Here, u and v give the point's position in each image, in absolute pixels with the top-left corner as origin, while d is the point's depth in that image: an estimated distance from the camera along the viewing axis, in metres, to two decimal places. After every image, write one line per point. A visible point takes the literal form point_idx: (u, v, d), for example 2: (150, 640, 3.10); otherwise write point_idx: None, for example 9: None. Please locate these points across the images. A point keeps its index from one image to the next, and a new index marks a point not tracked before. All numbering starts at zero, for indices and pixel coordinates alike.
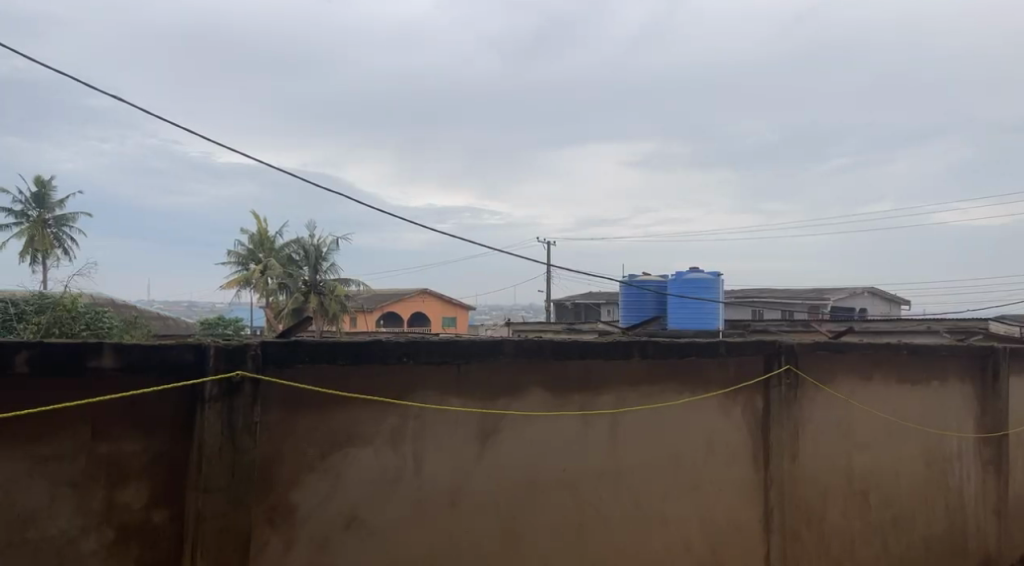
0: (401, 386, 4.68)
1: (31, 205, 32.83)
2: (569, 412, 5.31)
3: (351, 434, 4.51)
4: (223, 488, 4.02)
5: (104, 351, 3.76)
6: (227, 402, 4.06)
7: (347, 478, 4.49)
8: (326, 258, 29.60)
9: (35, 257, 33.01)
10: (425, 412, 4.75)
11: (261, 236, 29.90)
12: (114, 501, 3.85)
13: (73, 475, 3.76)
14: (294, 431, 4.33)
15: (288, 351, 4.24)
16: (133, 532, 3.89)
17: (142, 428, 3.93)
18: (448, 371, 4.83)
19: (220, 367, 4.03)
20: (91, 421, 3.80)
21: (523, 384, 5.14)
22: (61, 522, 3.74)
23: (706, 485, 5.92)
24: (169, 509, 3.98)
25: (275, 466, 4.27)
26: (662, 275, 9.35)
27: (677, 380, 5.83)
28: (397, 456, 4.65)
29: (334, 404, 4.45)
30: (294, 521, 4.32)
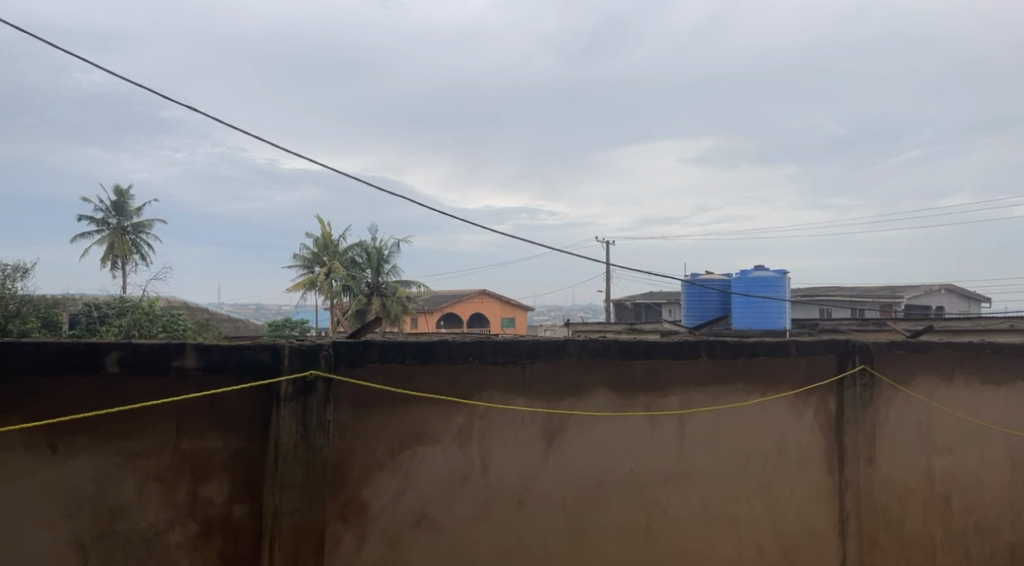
0: (468, 385, 4.74)
1: (111, 213, 34.14)
2: (635, 413, 5.29)
3: (419, 433, 4.58)
4: (299, 484, 4.13)
5: (187, 351, 3.89)
6: (302, 399, 4.16)
7: (416, 476, 4.56)
8: (386, 259, 30.07)
9: (114, 262, 34.28)
10: (491, 411, 4.79)
11: (325, 239, 30.35)
12: (197, 496, 4.00)
13: (160, 470, 3.92)
14: (364, 429, 4.42)
15: (359, 351, 4.32)
16: (216, 526, 4.03)
17: (222, 425, 4.07)
18: (514, 371, 4.87)
19: (295, 366, 4.14)
20: (175, 419, 3.96)
21: (589, 384, 5.14)
22: (149, 515, 3.90)
23: (777, 489, 5.83)
24: (248, 504, 4.11)
25: (346, 463, 4.38)
26: (726, 273, 9.22)
27: (746, 380, 5.75)
28: (465, 455, 4.71)
29: (403, 403, 4.53)
30: (366, 517, 4.42)
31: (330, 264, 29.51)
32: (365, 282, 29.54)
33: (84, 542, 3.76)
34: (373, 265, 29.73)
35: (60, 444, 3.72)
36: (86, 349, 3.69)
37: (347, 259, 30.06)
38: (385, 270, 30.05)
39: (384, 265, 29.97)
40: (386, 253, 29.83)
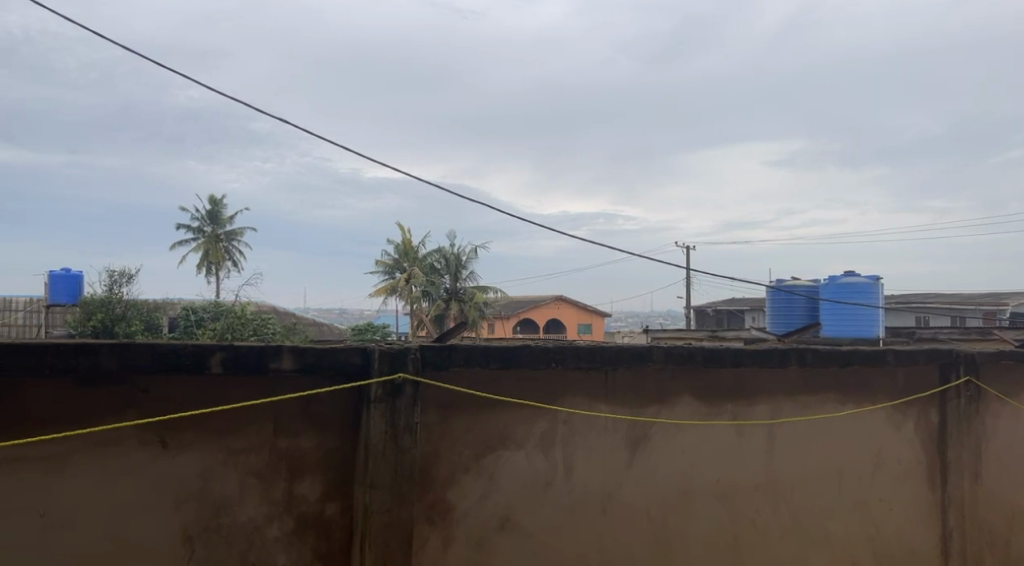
0: (552, 390, 4.76)
1: (206, 221, 35.58)
2: (722, 422, 5.22)
3: (503, 436, 4.63)
4: (388, 484, 4.23)
5: (283, 354, 4.04)
6: (391, 402, 4.26)
7: (500, 479, 4.61)
8: (465, 266, 30.39)
9: (208, 269, 35.72)
10: (575, 417, 4.81)
11: (405, 246, 30.74)
12: (293, 493, 4.14)
13: (258, 467, 4.08)
14: (449, 431, 4.49)
15: (446, 355, 4.39)
16: (310, 523, 4.17)
17: (316, 425, 4.20)
18: (598, 377, 4.87)
19: (385, 370, 4.24)
20: (273, 418, 4.11)
21: (674, 392, 5.10)
22: (249, 510, 4.06)
23: (873, 503, 5.64)
24: (340, 503, 4.23)
25: (432, 465, 4.45)
26: (813, 279, 8.97)
27: (840, 391, 5.59)
28: (549, 460, 4.73)
29: (487, 407, 4.59)
30: (452, 518, 4.49)
31: (410, 270, 30.02)
32: (443, 287, 30.08)
33: (191, 534, 3.94)
34: (451, 270, 30.24)
35: (170, 440, 3.90)
36: (192, 351, 3.86)
37: (427, 265, 30.46)
38: (463, 276, 30.38)
39: (462, 271, 30.32)
40: (464, 259, 30.18)
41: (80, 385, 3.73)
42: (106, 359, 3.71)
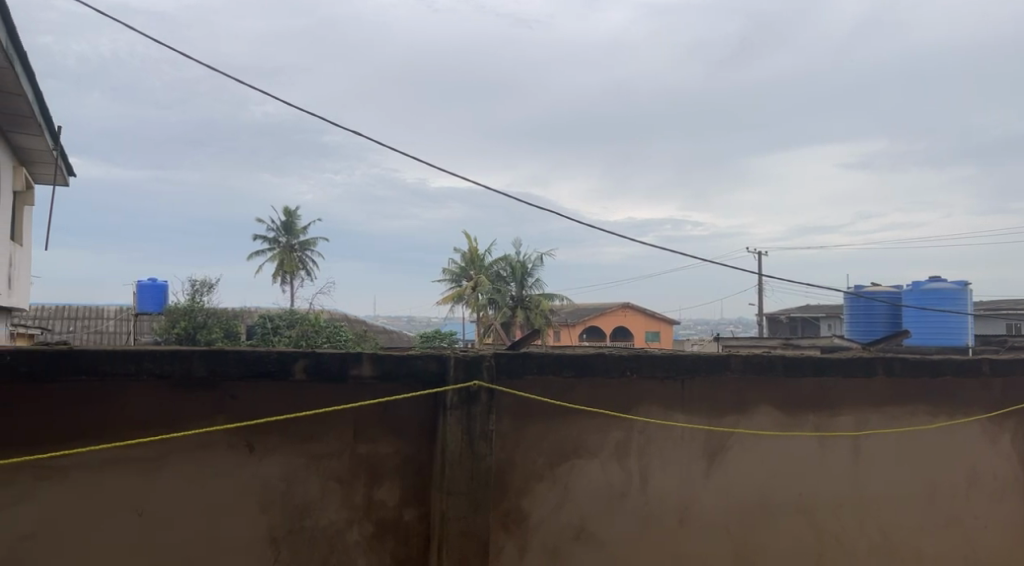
0: (626, 399, 4.73)
1: (280, 233, 36.53)
2: (804, 433, 5.10)
3: (578, 445, 4.61)
4: (464, 491, 4.20)
5: (363, 360, 4.10)
6: (466, 409, 4.24)
7: (575, 488, 4.60)
8: (530, 273, 30.43)
9: (282, 278, 36.69)
10: (651, 427, 4.76)
11: (471, 254, 30.92)
12: (372, 498, 4.21)
13: (339, 472, 4.16)
14: (523, 439, 4.50)
15: (520, 363, 4.39)
16: (389, 528, 4.23)
17: (394, 432, 4.27)
18: (673, 386, 4.82)
19: (460, 377, 4.24)
20: (354, 424, 4.19)
21: (753, 401, 5.01)
22: (331, 513, 4.14)
23: (966, 521, 5.43)
24: (418, 509, 4.29)
25: (507, 473, 4.46)
26: (893, 286, 8.70)
27: (927, 402, 5.40)
28: (624, 470, 4.70)
29: (562, 416, 4.58)
30: (526, 527, 4.49)
31: (477, 278, 30.22)
32: (508, 295, 30.15)
33: (276, 536, 4.04)
34: (518, 278, 30.28)
35: (256, 444, 4.01)
36: (277, 357, 3.95)
37: (492, 273, 30.52)
38: (528, 284, 30.43)
39: (527, 278, 30.38)
40: (530, 267, 30.24)
41: (173, 389, 3.86)
42: (198, 364, 3.82)
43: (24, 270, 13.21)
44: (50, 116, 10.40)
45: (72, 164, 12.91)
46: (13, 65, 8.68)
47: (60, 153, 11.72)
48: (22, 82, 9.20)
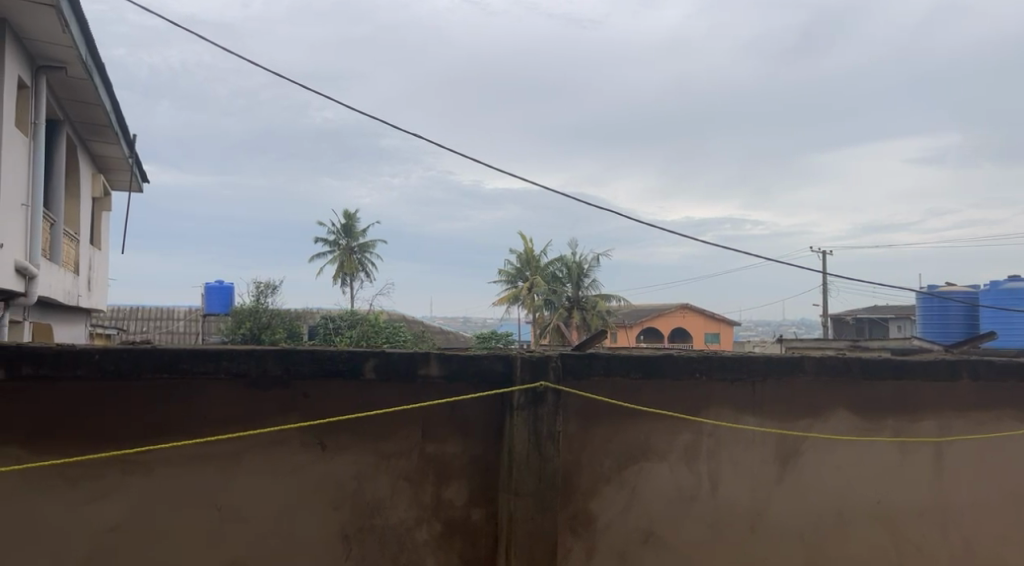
0: (695, 401, 4.65)
1: (341, 235, 37.10)
2: (882, 438, 4.95)
3: (646, 448, 4.55)
4: (532, 492, 4.18)
5: (431, 360, 4.12)
6: (532, 410, 4.21)
7: (643, 492, 4.54)
8: (587, 274, 30.29)
9: (343, 280, 37.27)
10: (721, 430, 4.68)
11: (526, 255, 30.98)
12: (440, 498, 4.23)
13: (408, 471, 4.19)
14: (590, 441, 4.45)
15: (587, 364, 4.33)
16: (457, 527, 4.25)
17: (461, 431, 4.28)
18: (743, 389, 4.72)
19: (526, 378, 4.21)
20: (422, 423, 4.22)
21: (827, 404, 4.88)
22: (401, 512, 4.17)
23: None
24: (486, 509, 4.29)
25: (575, 475, 4.43)
26: (970, 286, 8.41)
27: (1013, 406, 5.20)
28: (693, 474, 4.62)
29: (630, 417, 4.52)
30: (594, 529, 4.45)
31: (533, 279, 30.22)
32: (564, 296, 30.08)
33: (347, 533, 4.08)
34: (574, 279, 30.00)
35: (328, 442, 4.06)
36: (348, 357, 3.99)
37: (548, 274, 30.45)
38: (584, 284, 30.24)
39: (583, 279, 30.16)
40: (586, 267, 30.07)
41: (250, 388, 3.94)
42: (273, 364, 3.88)
43: (102, 273, 13.69)
44: (123, 122, 10.71)
45: (144, 170, 13.30)
46: (92, 76, 8.98)
47: (135, 159, 12.09)
48: (100, 92, 9.50)
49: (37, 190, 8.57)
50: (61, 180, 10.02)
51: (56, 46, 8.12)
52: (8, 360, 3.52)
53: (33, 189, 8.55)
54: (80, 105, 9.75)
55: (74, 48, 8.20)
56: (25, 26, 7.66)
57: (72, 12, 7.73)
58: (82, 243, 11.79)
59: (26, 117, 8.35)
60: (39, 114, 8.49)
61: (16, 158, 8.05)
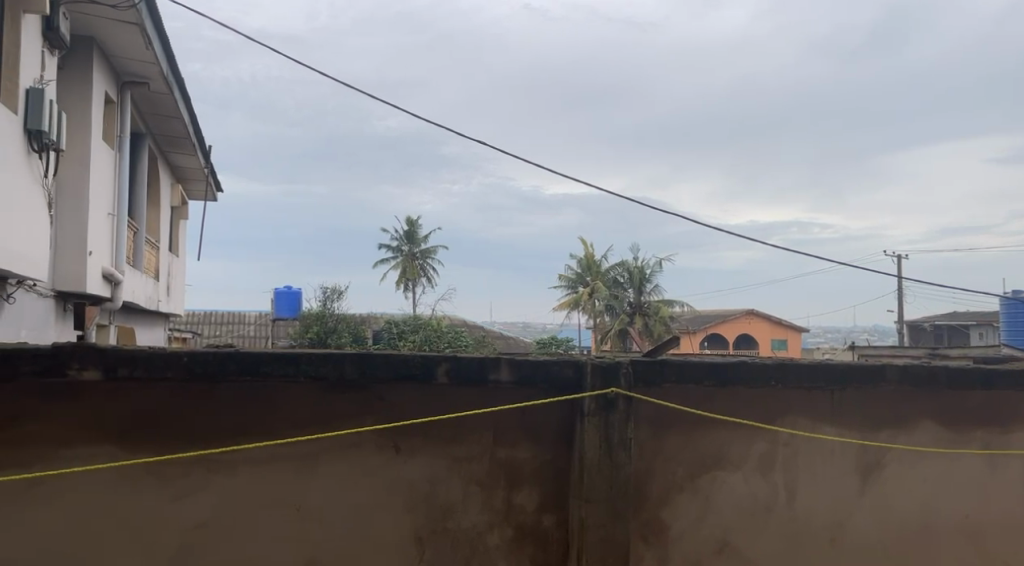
0: (770, 409, 4.55)
1: (404, 241, 37.58)
2: (969, 451, 4.80)
3: (720, 457, 4.48)
4: (603, 498, 4.15)
5: (502, 365, 4.11)
6: (604, 416, 4.18)
7: (717, 501, 4.47)
8: (649, 279, 30.00)
9: (407, 286, 37.74)
10: (798, 439, 4.58)
11: (588, 261, 30.91)
12: (511, 503, 4.25)
13: (480, 475, 4.21)
14: (662, 449, 4.40)
15: (659, 370, 4.27)
16: (528, 532, 4.26)
17: (532, 436, 4.29)
18: (821, 397, 4.61)
19: (597, 384, 4.18)
20: (494, 428, 4.24)
21: (909, 414, 4.73)
22: (473, 516, 4.20)
23: None
24: (558, 514, 4.29)
25: (646, 483, 4.38)
26: None
27: None
28: (769, 484, 4.54)
29: (703, 425, 4.46)
30: (667, 538, 4.40)
31: (594, 284, 30.13)
32: (626, 300, 29.93)
33: (421, 535, 4.13)
34: (635, 285, 29.74)
35: (402, 445, 4.11)
36: (421, 361, 4.02)
37: (609, 279, 30.34)
38: (647, 289, 29.93)
39: (646, 284, 29.83)
40: (649, 272, 29.78)
41: (328, 391, 4.02)
42: (349, 367, 3.94)
43: (180, 279, 14.18)
44: (199, 131, 11.05)
45: (219, 179, 13.70)
46: (173, 90, 9.29)
47: (211, 169, 12.46)
48: (180, 106, 9.83)
49: (121, 201, 8.89)
50: (143, 189, 10.39)
51: (138, 61, 8.41)
52: (105, 362, 3.66)
53: (118, 199, 8.89)
54: (161, 118, 10.10)
55: (155, 63, 8.50)
56: (112, 44, 7.97)
57: (155, 31, 8.02)
58: (162, 250, 12.22)
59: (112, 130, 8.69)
60: (123, 128, 8.84)
61: (103, 171, 8.39)
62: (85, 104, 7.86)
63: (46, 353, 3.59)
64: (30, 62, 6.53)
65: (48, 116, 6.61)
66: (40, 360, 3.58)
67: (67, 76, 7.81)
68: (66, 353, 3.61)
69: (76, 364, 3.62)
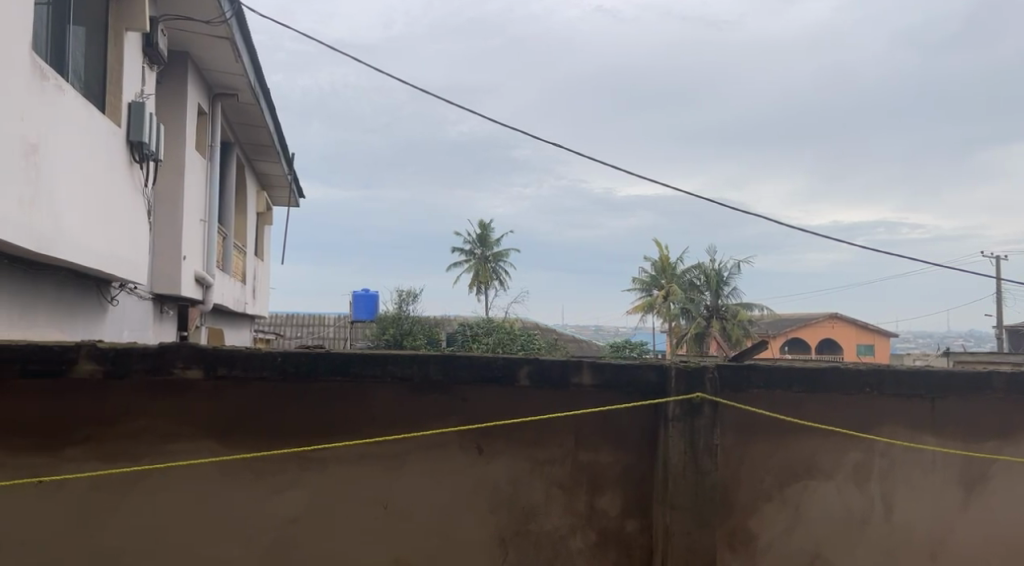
0: (865, 417, 4.40)
1: (478, 245, 37.89)
2: None
3: (811, 466, 4.36)
4: (689, 505, 4.08)
5: (584, 369, 4.08)
6: (689, 422, 4.11)
7: (808, 511, 4.35)
8: (727, 282, 29.48)
9: (480, 289, 38.03)
10: (894, 448, 4.42)
11: (663, 263, 30.57)
12: (594, 507, 4.22)
13: (562, 479, 4.20)
14: (750, 456, 4.31)
15: (747, 376, 4.17)
16: (612, 537, 4.22)
17: (615, 440, 4.26)
18: (920, 405, 4.44)
19: (682, 389, 4.11)
20: (576, 431, 4.22)
21: (1018, 424, 4.52)
22: (555, 520, 4.19)
23: None
24: (641, 520, 4.24)
25: (733, 491, 4.29)
26: None
27: None
28: (863, 495, 4.39)
29: (792, 432, 4.34)
30: (755, 548, 4.30)
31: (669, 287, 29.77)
32: (703, 304, 29.23)
33: (504, 537, 4.14)
34: (713, 287, 29.13)
35: (485, 447, 4.14)
36: (504, 363, 4.03)
37: (685, 282, 29.96)
38: (724, 292, 29.34)
39: (723, 287, 29.33)
40: (726, 275, 29.30)
41: (413, 391, 4.08)
42: (433, 369, 3.98)
43: (265, 283, 14.63)
44: (284, 139, 11.39)
45: (301, 186, 14.12)
46: (260, 101, 9.58)
47: (294, 176, 12.82)
48: (267, 115, 10.15)
49: (212, 206, 9.22)
50: (231, 196, 10.75)
51: (227, 74, 8.71)
52: (206, 361, 3.79)
53: (209, 205, 9.21)
54: (248, 128, 10.45)
55: (243, 76, 8.77)
56: (205, 58, 8.29)
57: (245, 45, 8.31)
58: (249, 254, 12.62)
59: (203, 141, 9.01)
60: (215, 138, 9.16)
61: (196, 179, 8.71)
62: (181, 116, 8.20)
63: (153, 353, 3.74)
64: (132, 77, 6.84)
65: (148, 128, 6.92)
66: (148, 359, 3.74)
67: (163, 89, 8.14)
68: (171, 352, 3.76)
69: (180, 363, 3.77)
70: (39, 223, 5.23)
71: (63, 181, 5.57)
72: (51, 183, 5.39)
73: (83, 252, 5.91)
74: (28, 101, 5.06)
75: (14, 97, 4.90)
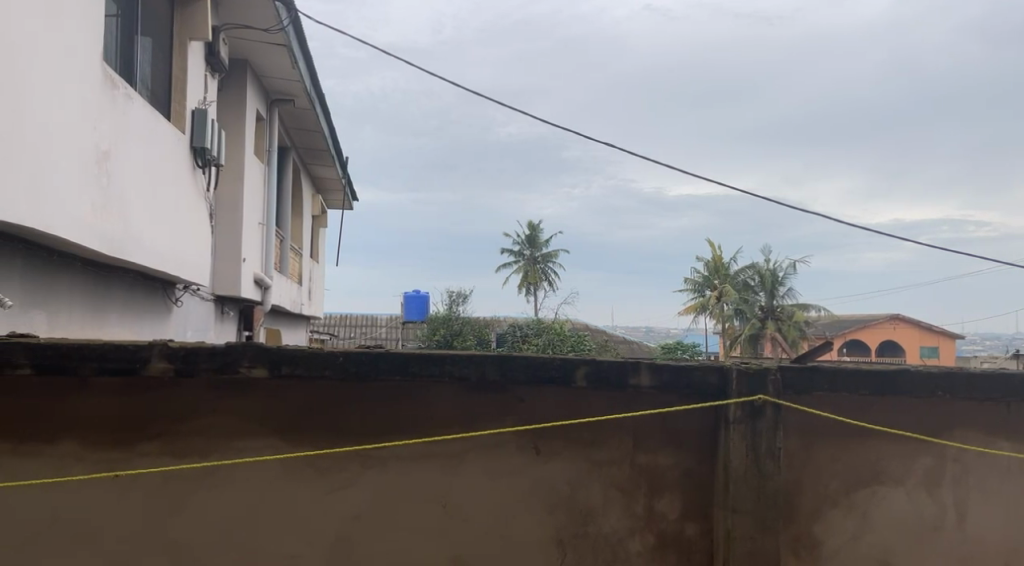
0: (935, 421, 4.27)
1: (527, 246, 37.90)
2: None
3: (878, 471, 4.24)
4: (751, 509, 4.01)
5: (642, 370, 4.04)
6: (751, 425, 4.03)
7: (875, 517, 4.23)
8: (783, 283, 29.05)
9: (531, 290, 38.04)
10: (966, 453, 4.28)
11: (715, 263, 30.18)
12: (653, 509, 4.18)
13: (621, 480, 4.17)
14: (814, 460, 4.21)
15: (810, 378, 4.08)
16: (671, 540, 4.17)
17: (674, 442, 4.20)
18: (994, 409, 4.29)
19: (743, 391, 4.03)
20: (635, 433, 4.18)
21: None
22: (614, 522, 4.16)
23: None
24: (701, 523, 4.18)
25: (796, 495, 4.20)
26: None
27: None
28: (934, 501, 4.26)
29: (859, 436, 4.23)
30: (820, 554, 4.20)
31: (722, 287, 29.43)
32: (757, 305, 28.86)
33: (562, 538, 4.12)
34: (767, 288, 28.85)
35: (542, 447, 4.12)
36: (561, 364, 4.01)
37: (739, 282, 29.57)
38: (779, 292, 28.96)
39: (778, 288, 28.91)
40: (781, 275, 28.92)
41: (471, 391, 4.08)
42: (491, 369, 3.98)
43: (319, 284, 14.87)
44: (337, 144, 11.56)
45: (355, 189, 14.33)
46: (315, 106, 9.73)
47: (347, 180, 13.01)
48: (322, 120, 10.31)
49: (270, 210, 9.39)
50: (287, 200, 10.95)
51: (285, 80, 8.86)
52: (270, 361, 3.85)
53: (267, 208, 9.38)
54: (304, 132, 10.62)
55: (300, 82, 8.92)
56: (264, 65, 8.45)
57: (302, 52, 8.44)
58: (304, 256, 12.82)
59: (261, 145, 9.18)
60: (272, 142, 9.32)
61: (255, 182, 8.87)
62: (242, 121, 8.37)
63: (220, 352, 3.82)
64: (195, 85, 7.01)
65: (211, 134, 7.08)
66: (214, 359, 3.81)
67: (224, 96, 8.32)
68: (237, 352, 3.83)
69: (246, 363, 3.84)
70: (111, 228, 5.40)
71: (133, 186, 5.74)
72: (121, 189, 5.55)
73: (151, 256, 6.08)
74: (100, 111, 5.22)
75: (87, 107, 5.06)
